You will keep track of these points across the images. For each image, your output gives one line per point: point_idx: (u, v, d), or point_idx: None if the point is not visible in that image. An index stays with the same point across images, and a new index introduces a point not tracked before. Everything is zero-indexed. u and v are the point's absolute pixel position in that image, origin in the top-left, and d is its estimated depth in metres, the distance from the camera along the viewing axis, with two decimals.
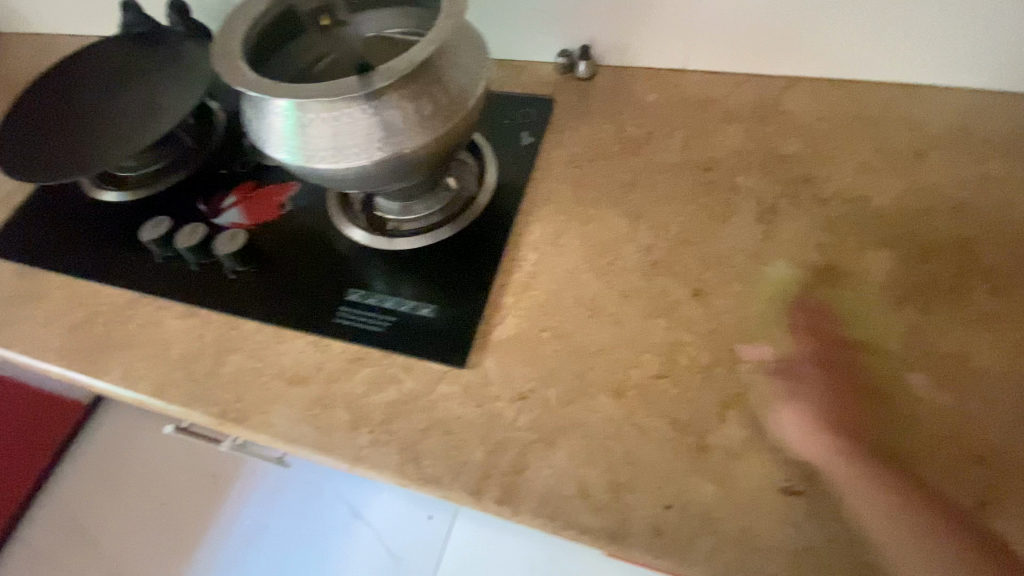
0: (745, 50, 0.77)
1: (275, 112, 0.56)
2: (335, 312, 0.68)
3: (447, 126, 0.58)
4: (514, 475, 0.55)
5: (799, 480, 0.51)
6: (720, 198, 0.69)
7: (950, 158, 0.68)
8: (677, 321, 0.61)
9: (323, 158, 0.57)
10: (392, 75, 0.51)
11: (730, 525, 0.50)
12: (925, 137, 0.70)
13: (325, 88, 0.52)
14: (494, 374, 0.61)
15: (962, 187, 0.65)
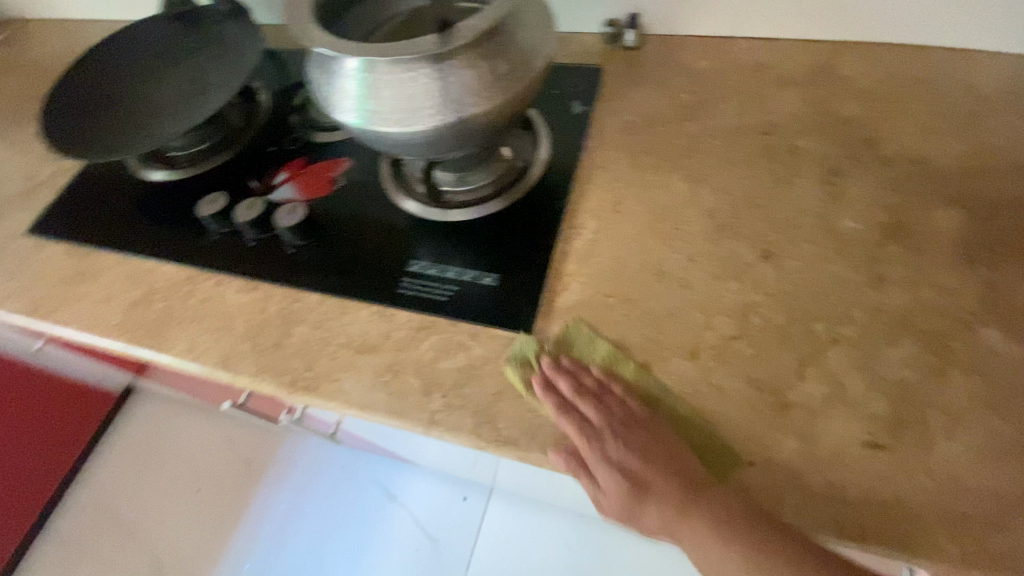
0: (798, 14, 0.76)
1: (346, 73, 0.56)
2: (398, 283, 0.68)
3: (516, 88, 0.57)
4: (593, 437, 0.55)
5: (883, 434, 0.51)
6: (781, 162, 0.68)
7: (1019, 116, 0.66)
8: (747, 283, 0.61)
9: (393, 118, 0.56)
10: (469, 36, 0.53)
11: (817, 480, 0.50)
12: (991, 96, 0.69)
13: (401, 45, 0.53)
14: (563, 339, 0.61)
15: None
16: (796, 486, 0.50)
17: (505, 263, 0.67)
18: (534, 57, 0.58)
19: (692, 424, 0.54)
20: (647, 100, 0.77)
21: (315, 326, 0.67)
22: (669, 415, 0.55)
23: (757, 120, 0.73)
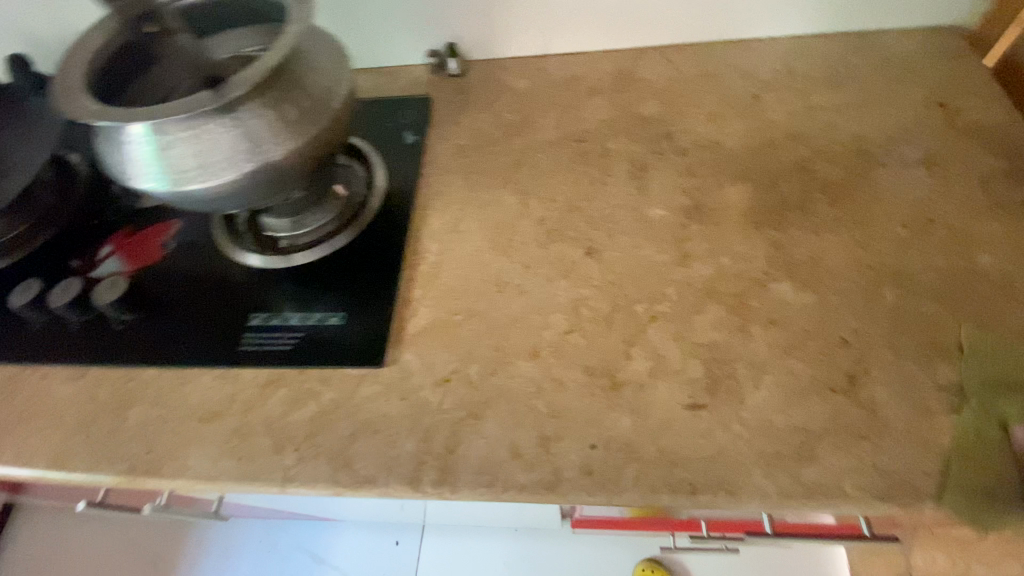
0: (607, 21, 0.70)
1: (133, 139, 0.52)
2: (239, 341, 0.60)
3: (317, 129, 0.55)
4: (450, 456, 0.49)
5: (701, 393, 0.48)
6: (595, 163, 0.64)
7: (822, 67, 0.66)
8: (576, 278, 0.56)
9: (192, 179, 0.52)
10: (248, 83, 0.49)
11: (691, 453, 0.46)
12: (804, 53, 0.67)
13: (180, 103, 0.49)
14: (413, 364, 0.54)
15: (841, 90, 0.64)
16: (667, 464, 0.45)
17: (354, 296, 0.60)
18: (334, 96, 0.56)
19: (540, 422, 0.49)
20: (465, 108, 0.71)
21: (152, 403, 0.58)
22: (519, 418, 0.49)
23: (581, 119, 0.68)
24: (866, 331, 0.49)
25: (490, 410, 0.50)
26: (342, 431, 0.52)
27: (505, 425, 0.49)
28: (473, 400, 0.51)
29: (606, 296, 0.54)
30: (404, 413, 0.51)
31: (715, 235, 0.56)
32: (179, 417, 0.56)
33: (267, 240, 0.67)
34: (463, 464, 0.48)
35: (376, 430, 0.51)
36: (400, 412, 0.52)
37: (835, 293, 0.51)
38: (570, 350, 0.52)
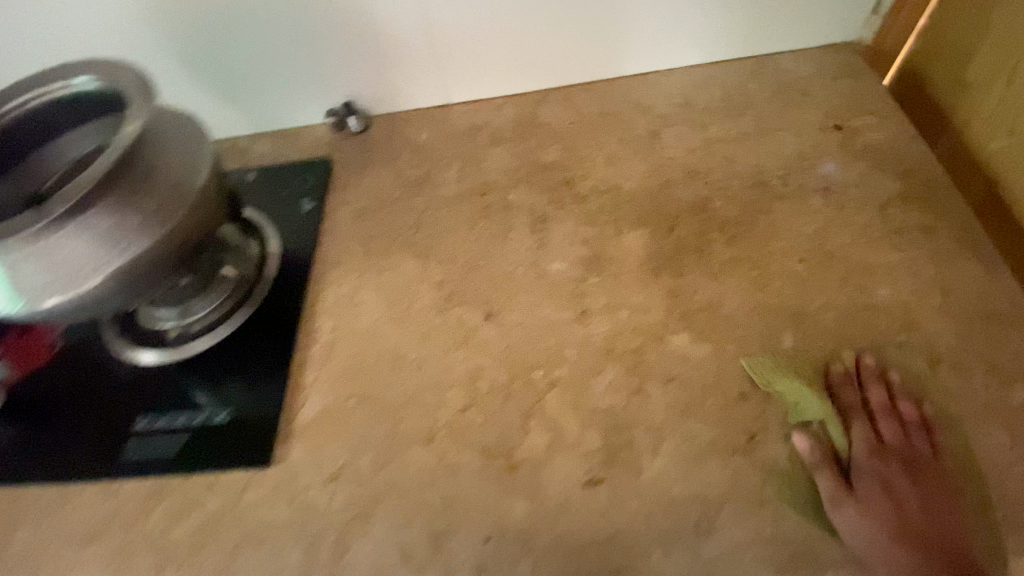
0: (593, 67, 0.81)
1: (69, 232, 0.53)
2: (225, 384, 0.64)
3: None
4: (529, 456, 0.53)
5: (740, 431, 0.52)
6: (661, 205, 0.68)
7: (863, 125, 0.71)
8: (643, 322, 0.60)
9: (49, 295, 0.52)
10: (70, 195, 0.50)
11: (747, 475, 0.50)
12: (841, 112, 0.73)
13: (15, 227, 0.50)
14: (504, 370, 0.59)
15: (879, 138, 0.70)
16: (716, 478, 0.50)
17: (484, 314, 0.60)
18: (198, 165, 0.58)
19: (610, 437, 0.53)
20: (576, 141, 0.77)
21: (271, 378, 0.63)
22: (587, 425, 0.54)
23: (658, 143, 0.74)
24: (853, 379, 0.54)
25: (566, 421, 0.54)
26: (448, 433, 0.56)
27: (576, 432, 0.54)
28: (562, 424, 0.54)
29: (689, 331, 0.58)
30: (505, 425, 0.55)
31: (756, 275, 0.60)
32: (312, 407, 0.60)
33: (178, 302, 0.68)
34: (545, 473, 0.52)
35: (479, 443, 0.54)
36: (500, 426, 0.55)
37: (818, 301, 0.57)
38: (654, 381, 0.56)
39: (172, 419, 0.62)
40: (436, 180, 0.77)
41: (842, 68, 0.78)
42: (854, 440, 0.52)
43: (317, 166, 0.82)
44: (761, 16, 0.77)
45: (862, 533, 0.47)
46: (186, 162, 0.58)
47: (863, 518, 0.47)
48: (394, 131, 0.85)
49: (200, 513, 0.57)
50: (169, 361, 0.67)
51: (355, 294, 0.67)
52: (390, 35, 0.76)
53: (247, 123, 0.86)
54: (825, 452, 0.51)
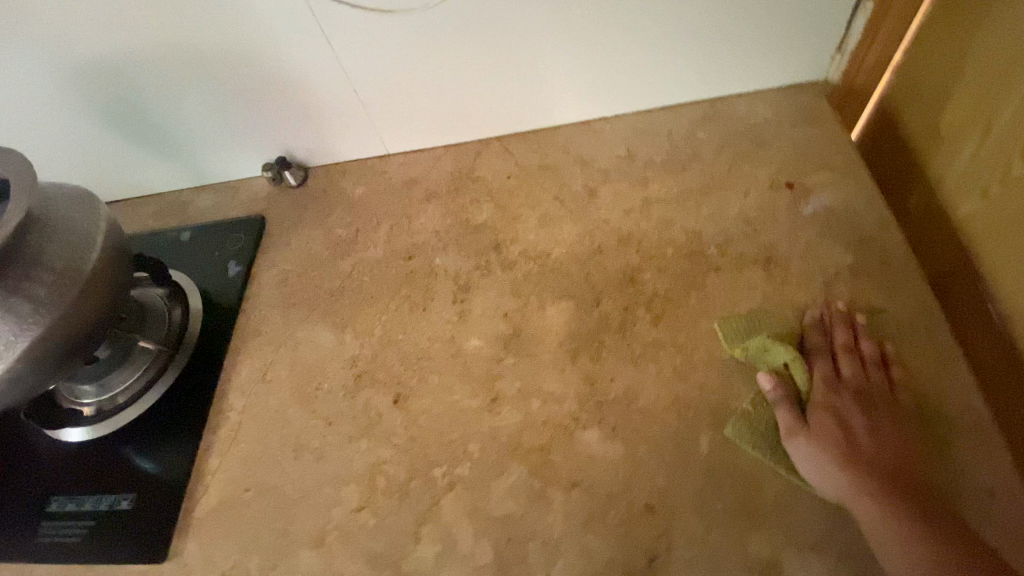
0: (530, 116, 0.76)
1: None
2: (137, 468, 0.62)
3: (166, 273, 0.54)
4: (417, 570, 0.50)
5: (642, 553, 0.47)
6: (589, 275, 0.63)
7: (818, 183, 0.64)
8: (554, 414, 0.55)
9: None
10: None
11: None
12: (795, 166, 0.66)
13: None
14: (403, 467, 0.55)
15: (833, 201, 0.63)
16: None
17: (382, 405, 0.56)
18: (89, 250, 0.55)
19: (503, 553, 0.49)
20: (509, 198, 0.73)
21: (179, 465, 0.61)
22: (479, 539, 0.50)
23: (594, 203, 0.69)
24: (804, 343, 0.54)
25: (459, 530, 0.51)
26: (339, 535, 0.53)
27: (467, 546, 0.50)
28: (456, 530, 0.51)
29: (602, 427, 0.53)
30: (398, 529, 0.52)
31: (681, 364, 0.55)
32: (212, 497, 0.58)
33: (100, 379, 0.66)
34: None
35: (368, 549, 0.52)
36: (394, 529, 0.52)
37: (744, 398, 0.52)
38: (557, 485, 0.51)
39: (81, 503, 0.61)
40: (363, 242, 0.74)
41: (805, 113, 0.71)
42: (815, 376, 0.53)
43: (248, 225, 0.79)
44: (710, 62, 0.70)
45: (822, 458, 0.47)
46: (82, 237, 0.55)
47: (822, 446, 0.48)
48: (329, 185, 0.81)
49: None
50: (90, 438, 0.65)
51: (269, 369, 0.65)
52: (312, 93, 0.72)
53: (186, 178, 0.85)
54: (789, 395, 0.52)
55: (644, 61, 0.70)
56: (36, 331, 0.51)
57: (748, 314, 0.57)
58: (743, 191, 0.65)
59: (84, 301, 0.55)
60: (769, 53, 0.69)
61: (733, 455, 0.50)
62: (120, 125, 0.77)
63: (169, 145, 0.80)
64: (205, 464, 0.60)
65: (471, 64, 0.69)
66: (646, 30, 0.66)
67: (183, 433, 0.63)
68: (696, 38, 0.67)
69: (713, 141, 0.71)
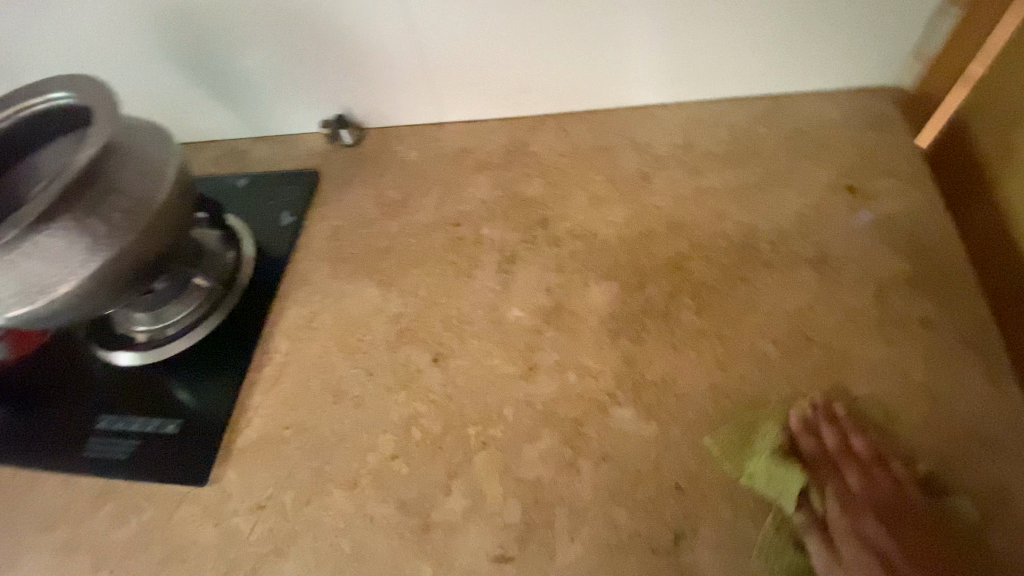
0: (589, 95, 0.76)
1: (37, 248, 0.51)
2: (185, 395, 0.65)
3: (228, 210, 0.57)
4: (445, 520, 0.51)
5: (668, 530, 0.48)
6: (636, 257, 0.64)
7: (880, 188, 0.63)
8: (590, 389, 0.55)
9: (14, 306, 0.52)
10: (37, 209, 0.49)
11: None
12: (857, 170, 0.65)
13: None
14: (438, 422, 0.57)
15: (895, 207, 0.61)
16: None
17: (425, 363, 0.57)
18: (162, 183, 0.58)
19: (529, 514, 0.50)
20: (561, 176, 0.73)
21: (222, 399, 0.64)
22: (507, 498, 0.51)
23: (647, 188, 0.69)
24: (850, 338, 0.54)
25: (489, 489, 0.52)
26: (371, 480, 0.55)
27: (496, 504, 0.51)
28: (485, 487, 0.52)
29: (637, 406, 0.54)
30: (429, 481, 0.54)
31: (723, 353, 0.55)
32: (253, 430, 0.61)
33: (156, 308, 0.69)
34: (458, 543, 0.50)
35: (399, 496, 0.53)
36: (425, 480, 0.54)
37: (785, 393, 0.52)
38: (589, 456, 0.52)
39: (129, 423, 0.64)
40: (414, 205, 0.75)
41: (872, 117, 0.69)
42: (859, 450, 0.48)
43: (305, 178, 0.81)
44: (782, 56, 0.69)
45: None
46: (155, 170, 0.57)
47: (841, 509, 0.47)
48: (383, 147, 0.82)
49: (135, 523, 0.57)
50: (143, 363, 0.68)
51: (314, 317, 0.67)
52: (380, 53, 0.74)
53: (244, 128, 0.87)
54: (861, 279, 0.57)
55: (715, 50, 0.69)
56: (107, 255, 0.53)
57: (795, 312, 0.56)
58: (801, 189, 0.65)
59: (152, 231, 0.57)
60: (846, 53, 0.68)
61: (767, 446, 0.50)
62: (192, 69, 0.79)
63: (235, 94, 0.82)
64: (249, 400, 0.63)
65: (540, 39, 0.70)
66: (723, 17, 0.66)
67: (229, 369, 0.66)
68: (773, 30, 0.66)
69: (774, 136, 0.70)
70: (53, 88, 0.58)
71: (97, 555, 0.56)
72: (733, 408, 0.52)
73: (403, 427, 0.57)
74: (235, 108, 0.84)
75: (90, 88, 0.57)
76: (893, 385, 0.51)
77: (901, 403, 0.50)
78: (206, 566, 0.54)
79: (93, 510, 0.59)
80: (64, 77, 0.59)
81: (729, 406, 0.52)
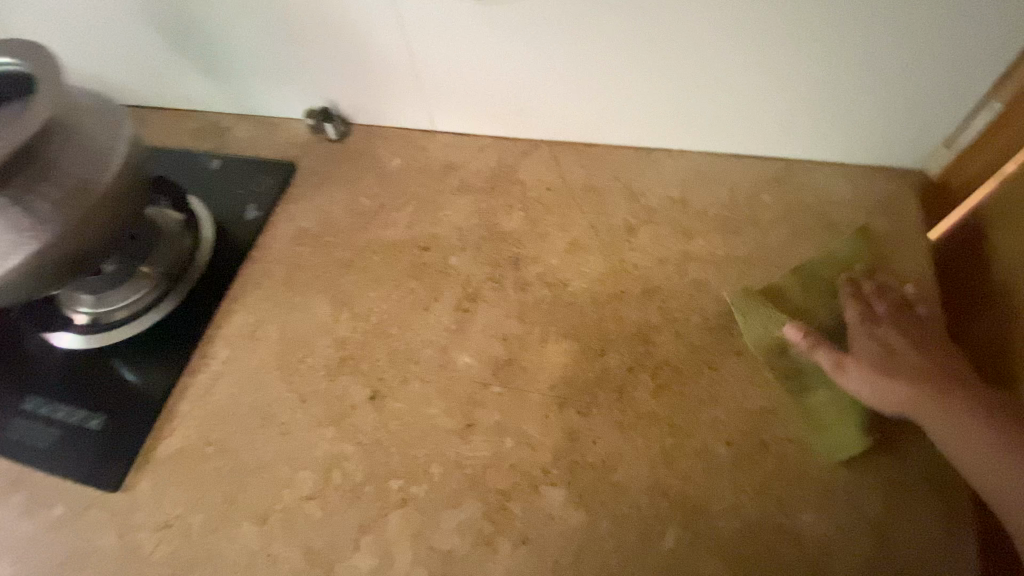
0: (585, 127, 0.71)
1: None
2: (115, 388, 0.62)
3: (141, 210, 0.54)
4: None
5: None
6: (602, 319, 0.59)
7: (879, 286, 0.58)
8: (524, 460, 0.52)
9: None
10: None
11: None
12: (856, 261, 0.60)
13: None
14: (361, 468, 0.54)
15: None
16: None
17: None
18: (105, 172, 0.54)
19: None
20: (543, 212, 0.68)
21: (149, 400, 0.61)
22: (415, 566, 0.49)
23: (628, 241, 0.64)
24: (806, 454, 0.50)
25: (400, 551, 0.49)
26: (283, 518, 0.52)
27: (402, 570, 0.49)
28: (395, 549, 0.50)
29: (570, 488, 0.50)
30: (340, 531, 0.51)
31: (669, 446, 0.51)
32: (176, 440, 0.58)
33: (99, 295, 0.67)
34: None
35: (307, 541, 0.51)
36: (336, 530, 0.51)
37: (724, 503, 0.48)
38: (508, 535, 0.49)
39: (56, 410, 0.62)
40: (385, 219, 0.71)
41: (885, 203, 0.63)
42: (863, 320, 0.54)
43: (279, 170, 0.77)
44: (799, 119, 0.63)
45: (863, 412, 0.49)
46: (100, 157, 0.54)
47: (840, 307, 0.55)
48: (367, 148, 0.78)
49: (44, 518, 0.56)
50: (78, 348, 0.65)
51: (260, 326, 0.64)
52: (368, 53, 0.69)
53: (227, 105, 0.83)
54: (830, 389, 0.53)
55: (726, 101, 0.63)
56: (34, 246, 0.51)
57: (758, 412, 0.52)
58: (793, 273, 0.60)
59: (87, 223, 0.54)
60: (867, 127, 0.62)
61: (697, 560, 0.47)
62: (175, 39, 0.75)
63: (217, 70, 0.78)
64: (176, 406, 0.60)
65: (535, 64, 0.65)
66: (736, 70, 0.60)
67: (163, 369, 0.63)
68: (792, 94, 0.61)
69: (774, 206, 0.64)
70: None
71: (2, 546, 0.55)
72: (667, 511, 0.49)
73: (326, 466, 0.54)
74: (216, 83, 0.80)
75: (43, 59, 0.53)
76: (844, 515, 0.47)
77: (846, 537, 0.46)
78: None
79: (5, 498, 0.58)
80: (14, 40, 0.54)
81: (663, 508, 0.49)
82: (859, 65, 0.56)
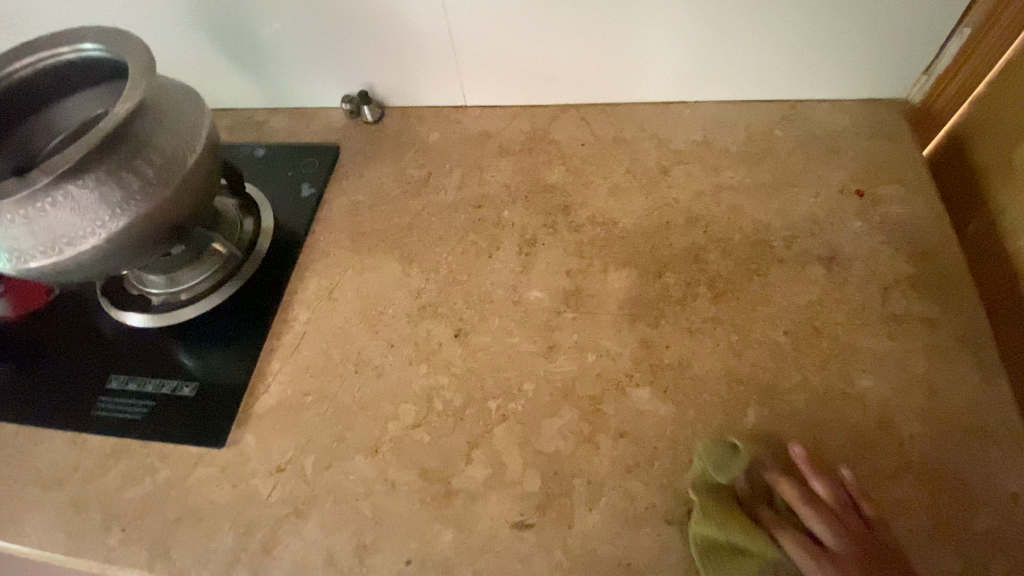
0: (609, 88, 0.78)
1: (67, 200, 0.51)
2: (200, 359, 0.65)
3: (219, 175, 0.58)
4: (465, 487, 0.53)
5: (678, 506, 0.50)
6: (655, 247, 0.66)
7: (891, 194, 0.66)
8: (608, 370, 0.58)
9: (35, 256, 0.52)
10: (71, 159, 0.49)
11: (678, 543, 0.49)
12: (867, 175, 0.68)
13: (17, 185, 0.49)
14: (459, 394, 0.58)
15: (904, 213, 0.64)
16: (646, 546, 0.49)
17: None
18: (191, 144, 0.58)
19: (548, 484, 0.52)
20: (582, 165, 0.75)
21: (239, 365, 0.64)
22: (527, 469, 0.53)
23: (665, 181, 0.71)
24: (856, 331, 0.57)
25: (510, 459, 0.54)
26: (393, 447, 0.56)
27: (516, 474, 0.53)
28: (505, 458, 0.54)
29: (654, 387, 0.56)
30: (450, 450, 0.55)
31: (736, 341, 0.58)
32: (273, 396, 0.61)
33: (169, 275, 0.69)
34: (479, 510, 0.52)
35: (420, 463, 0.55)
36: (446, 449, 0.55)
37: (792, 383, 0.55)
38: (606, 432, 0.54)
39: (142, 384, 0.64)
40: (435, 184, 0.76)
41: (881, 127, 0.72)
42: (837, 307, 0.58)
43: (325, 152, 0.81)
44: (800, 63, 0.72)
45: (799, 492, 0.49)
46: (188, 130, 0.58)
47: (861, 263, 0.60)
48: (405, 126, 0.83)
49: (150, 481, 0.58)
50: (154, 327, 0.68)
51: (334, 289, 0.68)
52: (408, 35, 0.75)
53: (264, 98, 0.87)
54: (864, 279, 0.60)
55: (737, 51, 0.71)
56: (136, 212, 0.54)
57: (807, 305, 0.59)
58: (813, 191, 0.67)
59: (180, 192, 0.57)
60: (859, 65, 0.71)
61: (778, 430, 0.53)
62: (217, 36, 0.79)
63: (257, 64, 0.82)
64: (267, 366, 0.63)
65: (565, 31, 0.72)
66: (745, 22, 0.68)
67: (245, 336, 0.66)
68: (794, 39, 0.69)
69: (786, 140, 0.73)
70: (86, 38, 0.57)
71: (111, 512, 0.57)
72: (743, 393, 0.55)
73: (425, 398, 0.58)
74: (255, 78, 0.84)
75: (128, 42, 0.56)
76: (896, 375, 0.54)
77: (900, 394, 0.54)
78: (222, 526, 0.55)
79: (108, 467, 0.60)
80: (97, 29, 0.58)
81: (739, 392, 0.55)
82: (850, 7, 0.65)
